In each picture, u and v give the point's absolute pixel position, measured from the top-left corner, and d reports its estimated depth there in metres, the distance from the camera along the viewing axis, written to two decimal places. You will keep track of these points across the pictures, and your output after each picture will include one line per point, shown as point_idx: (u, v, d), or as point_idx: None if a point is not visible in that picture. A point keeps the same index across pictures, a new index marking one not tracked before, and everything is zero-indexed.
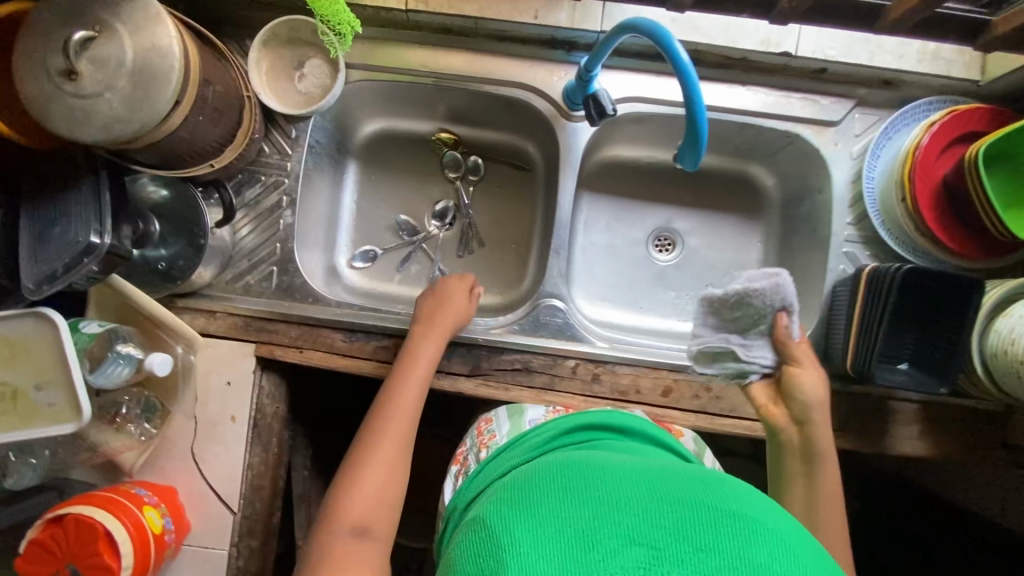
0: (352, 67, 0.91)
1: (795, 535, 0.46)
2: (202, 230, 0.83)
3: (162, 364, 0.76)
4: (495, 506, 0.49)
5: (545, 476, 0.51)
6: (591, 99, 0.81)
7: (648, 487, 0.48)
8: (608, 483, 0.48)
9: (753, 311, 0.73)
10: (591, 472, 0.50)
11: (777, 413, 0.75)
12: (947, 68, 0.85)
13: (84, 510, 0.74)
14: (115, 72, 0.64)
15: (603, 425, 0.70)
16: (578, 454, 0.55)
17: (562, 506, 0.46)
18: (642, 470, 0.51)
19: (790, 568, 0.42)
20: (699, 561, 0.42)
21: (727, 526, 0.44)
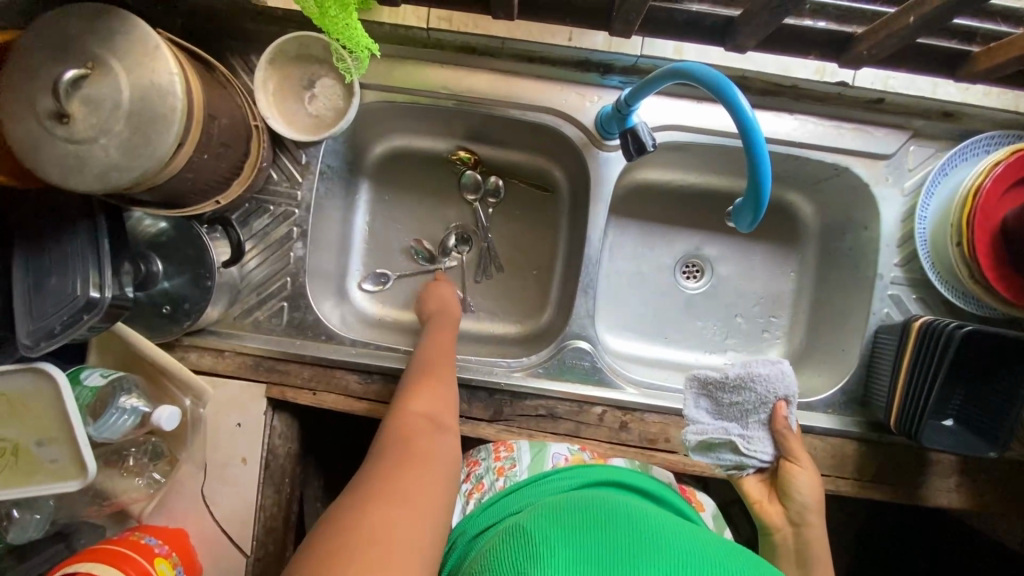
0: (367, 88, 0.84)
1: None
2: (208, 270, 0.77)
3: (169, 419, 0.72)
4: (541, 523, 0.55)
5: (591, 512, 0.55)
6: (630, 134, 0.74)
7: (684, 549, 0.51)
8: (646, 535, 0.52)
9: (754, 400, 0.71)
10: (632, 523, 0.54)
11: (771, 511, 0.70)
12: (1016, 102, 0.78)
13: (93, 568, 0.70)
14: (111, 115, 0.58)
15: (632, 486, 0.70)
16: (619, 503, 0.59)
17: (602, 544, 0.50)
18: (679, 531, 0.55)
19: None
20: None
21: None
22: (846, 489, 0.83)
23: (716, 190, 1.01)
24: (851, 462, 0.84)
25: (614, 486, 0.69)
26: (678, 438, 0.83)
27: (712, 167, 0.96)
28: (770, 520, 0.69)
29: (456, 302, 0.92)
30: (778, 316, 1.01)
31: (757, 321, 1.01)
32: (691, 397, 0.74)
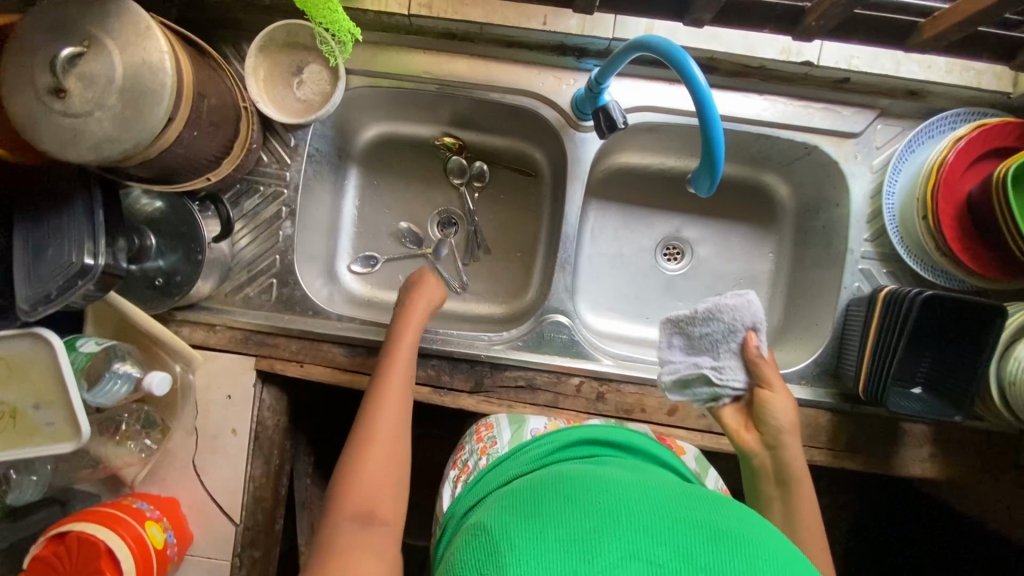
0: (352, 73, 0.88)
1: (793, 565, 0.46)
2: (200, 244, 0.81)
3: (160, 384, 0.75)
4: (502, 515, 0.50)
5: (552, 490, 0.52)
6: (601, 113, 0.77)
7: (651, 505, 0.49)
8: (613, 499, 0.49)
9: (723, 331, 0.71)
10: (598, 488, 0.51)
11: (748, 439, 0.71)
12: (977, 79, 0.81)
13: (86, 527, 0.74)
14: (105, 90, 0.62)
15: (604, 440, 0.71)
16: (581, 471, 0.56)
17: (565, 517, 0.47)
18: (648, 488, 0.52)
19: None
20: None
21: (725, 550, 0.45)
22: (819, 458, 0.85)
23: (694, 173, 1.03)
24: (824, 431, 0.86)
25: (586, 444, 0.70)
26: (653, 408, 0.85)
27: (689, 150, 0.99)
28: (749, 446, 0.71)
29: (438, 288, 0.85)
30: (757, 296, 1.03)
31: None
32: (663, 336, 0.74)
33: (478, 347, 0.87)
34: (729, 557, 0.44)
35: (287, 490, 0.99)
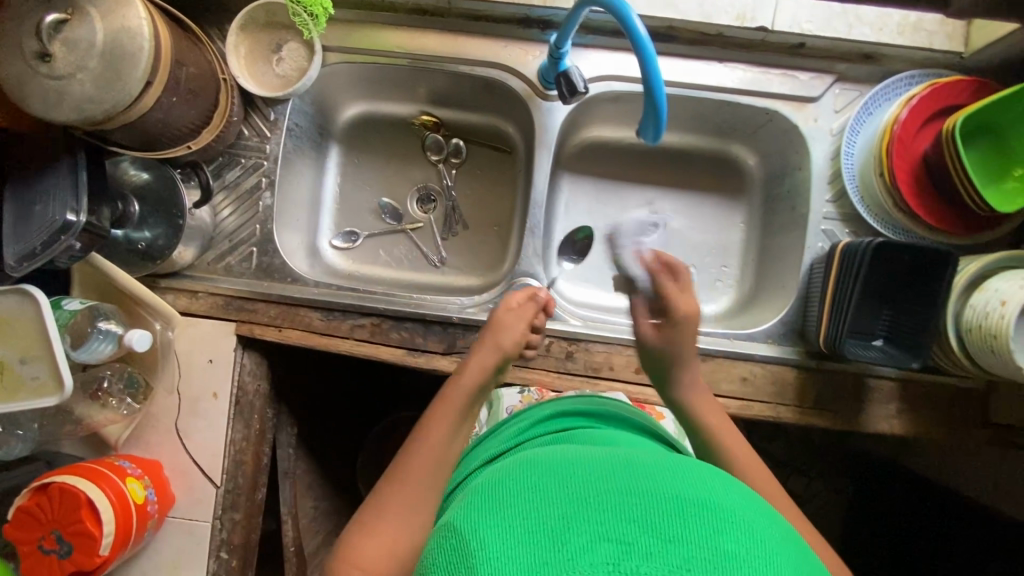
0: (328, 50, 0.93)
1: (765, 525, 0.44)
2: (180, 210, 0.85)
3: (140, 340, 0.78)
4: (469, 510, 0.47)
5: (518, 478, 0.49)
6: (563, 78, 0.80)
7: (620, 481, 0.46)
8: (580, 479, 0.46)
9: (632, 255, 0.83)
10: (565, 469, 0.49)
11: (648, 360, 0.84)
12: (929, 40, 0.83)
13: (68, 479, 0.76)
14: (87, 54, 0.66)
15: (573, 410, 0.74)
16: (549, 456, 0.54)
17: (532, 506, 0.44)
18: (621, 465, 0.49)
19: (758, 553, 0.41)
20: (667, 553, 0.40)
21: (697, 520, 0.42)
22: (786, 415, 0.87)
23: (666, 146, 1.06)
24: (791, 388, 0.87)
25: (562, 419, 0.72)
26: (621, 366, 0.87)
27: None
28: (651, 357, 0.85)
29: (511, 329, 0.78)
30: (729, 265, 1.04)
31: (710, 271, 1.05)
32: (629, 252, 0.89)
33: (451, 309, 0.90)
34: (701, 526, 0.41)
35: (269, 458, 1.01)
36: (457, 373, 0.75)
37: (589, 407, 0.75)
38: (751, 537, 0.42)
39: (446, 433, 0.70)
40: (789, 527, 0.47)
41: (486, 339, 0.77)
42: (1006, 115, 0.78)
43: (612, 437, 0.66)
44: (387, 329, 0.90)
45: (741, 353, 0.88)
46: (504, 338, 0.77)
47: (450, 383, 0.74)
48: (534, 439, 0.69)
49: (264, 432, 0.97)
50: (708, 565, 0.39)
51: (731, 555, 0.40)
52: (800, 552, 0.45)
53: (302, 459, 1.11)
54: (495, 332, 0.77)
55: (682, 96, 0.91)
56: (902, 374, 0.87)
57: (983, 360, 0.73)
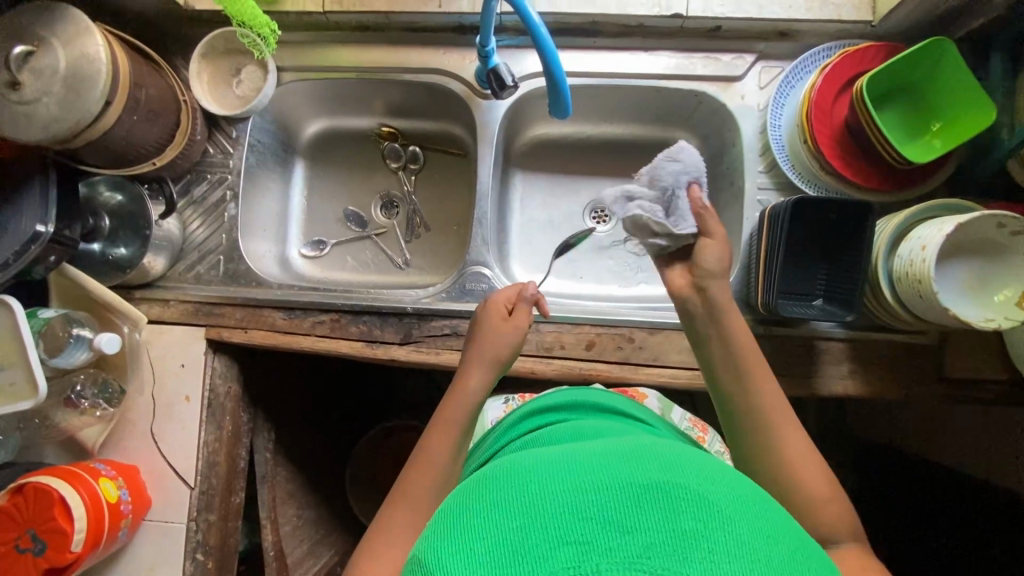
0: (284, 70, 1.01)
1: (722, 492, 0.42)
2: (147, 223, 0.91)
3: (109, 342, 0.84)
4: (432, 535, 0.44)
5: (475, 494, 0.46)
6: (491, 73, 0.86)
7: (574, 478, 0.43)
8: (534, 482, 0.44)
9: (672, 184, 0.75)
10: (519, 475, 0.46)
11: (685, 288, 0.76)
12: (837, 12, 0.88)
13: (42, 479, 0.80)
14: (51, 79, 0.74)
15: (549, 404, 0.74)
16: (504, 462, 0.51)
17: (487, 523, 0.41)
18: (575, 459, 0.46)
19: (717, 526, 0.39)
20: (624, 545, 0.38)
21: (653, 506, 0.40)
22: None
23: (612, 137, 1.10)
24: None
25: (539, 419, 0.72)
26: (571, 344, 0.90)
27: (601, 115, 1.06)
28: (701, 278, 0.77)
29: (503, 338, 0.72)
30: None
31: None
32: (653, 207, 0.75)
33: (409, 300, 0.94)
34: (658, 509, 0.39)
35: (245, 463, 1.03)
36: (456, 393, 0.70)
37: (561, 399, 0.74)
38: (710, 511, 0.40)
39: (447, 456, 0.66)
40: (750, 484, 0.46)
41: (483, 354, 0.72)
42: (916, 74, 0.81)
43: (595, 425, 0.65)
44: (347, 324, 0.94)
45: None
46: (499, 351, 0.72)
47: (449, 402, 0.70)
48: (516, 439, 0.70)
49: (237, 435, 1.00)
50: (668, 550, 0.37)
51: (690, 533, 0.38)
52: (760, 503, 0.44)
53: (281, 467, 1.14)
54: (489, 342, 0.72)
55: (613, 86, 0.97)
56: (853, 335, 0.87)
57: (914, 307, 0.74)
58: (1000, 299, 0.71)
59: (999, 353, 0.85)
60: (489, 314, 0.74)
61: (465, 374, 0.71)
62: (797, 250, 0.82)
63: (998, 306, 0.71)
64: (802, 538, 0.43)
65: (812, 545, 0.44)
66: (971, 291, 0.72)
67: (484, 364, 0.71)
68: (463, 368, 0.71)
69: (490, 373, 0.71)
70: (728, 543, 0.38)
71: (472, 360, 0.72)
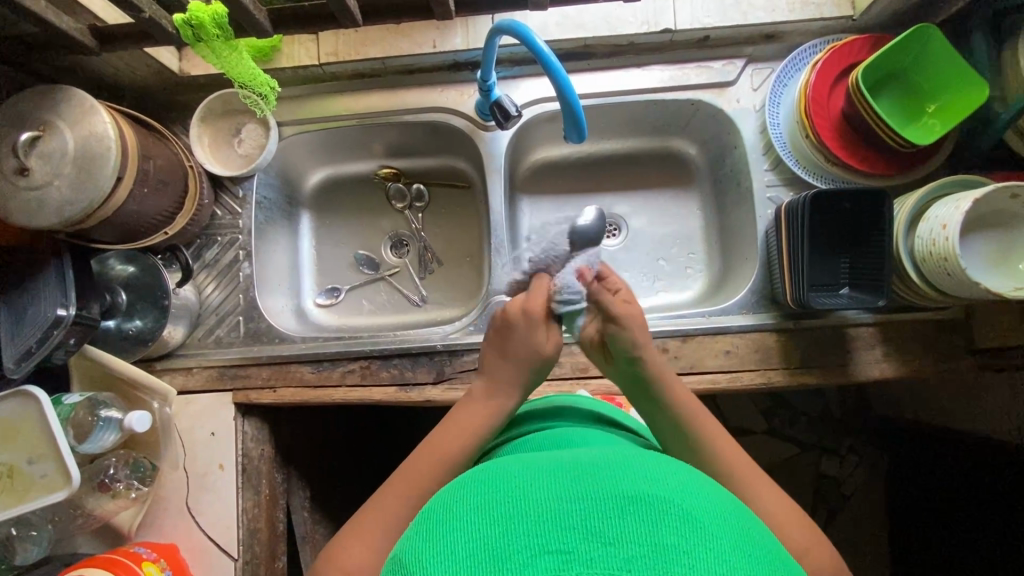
0: (283, 125, 1.01)
1: (708, 506, 0.39)
2: (165, 293, 0.89)
3: (140, 421, 0.82)
4: (413, 533, 0.42)
5: (461, 492, 0.44)
6: (495, 106, 0.87)
7: (557, 484, 0.40)
8: (516, 488, 0.41)
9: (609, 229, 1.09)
10: (501, 479, 0.43)
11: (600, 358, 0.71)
12: (820, 11, 0.91)
13: (84, 571, 0.76)
14: (60, 162, 0.73)
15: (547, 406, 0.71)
16: (491, 465, 0.48)
17: (467, 525, 0.39)
18: (560, 464, 0.44)
19: (702, 541, 0.36)
20: (602, 558, 0.35)
21: (636, 517, 0.37)
22: (775, 379, 0.87)
23: (614, 152, 1.11)
24: (774, 352, 0.88)
25: (535, 420, 0.68)
26: None
27: (600, 133, 1.08)
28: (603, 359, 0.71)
29: (545, 355, 0.67)
30: (695, 251, 1.08)
31: (679, 260, 1.08)
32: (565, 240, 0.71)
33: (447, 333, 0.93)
34: (641, 522, 0.37)
35: (285, 524, 1.00)
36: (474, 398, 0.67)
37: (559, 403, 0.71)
38: (694, 525, 0.37)
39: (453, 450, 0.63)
40: (735, 498, 0.44)
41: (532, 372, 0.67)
42: (905, 61, 0.84)
43: (592, 434, 0.60)
44: (377, 370, 0.93)
45: (718, 328, 0.90)
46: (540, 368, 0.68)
47: (470, 404, 0.67)
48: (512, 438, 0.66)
49: (275, 497, 0.97)
50: (650, 564, 0.35)
51: (672, 548, 0.35)
52: (746, 522, 0.41)
53: (320, 523, 1.11)
54: (538, 355, 0.67)
55: (612, 103, 0.99)
56: (880, 317, 0.88)
57: (942, 285, 0.76)
58: None
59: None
60: (536, 333, 0.66)
61: (500, 389, 0.67)
62: (815, 238, 0.84)
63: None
64: (785, 559, 0.41)
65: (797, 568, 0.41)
66: (997, 263, 0.74)
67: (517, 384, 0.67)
68: (504, 389, 0.67)
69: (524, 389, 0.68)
70: (711, 559, 0.35)
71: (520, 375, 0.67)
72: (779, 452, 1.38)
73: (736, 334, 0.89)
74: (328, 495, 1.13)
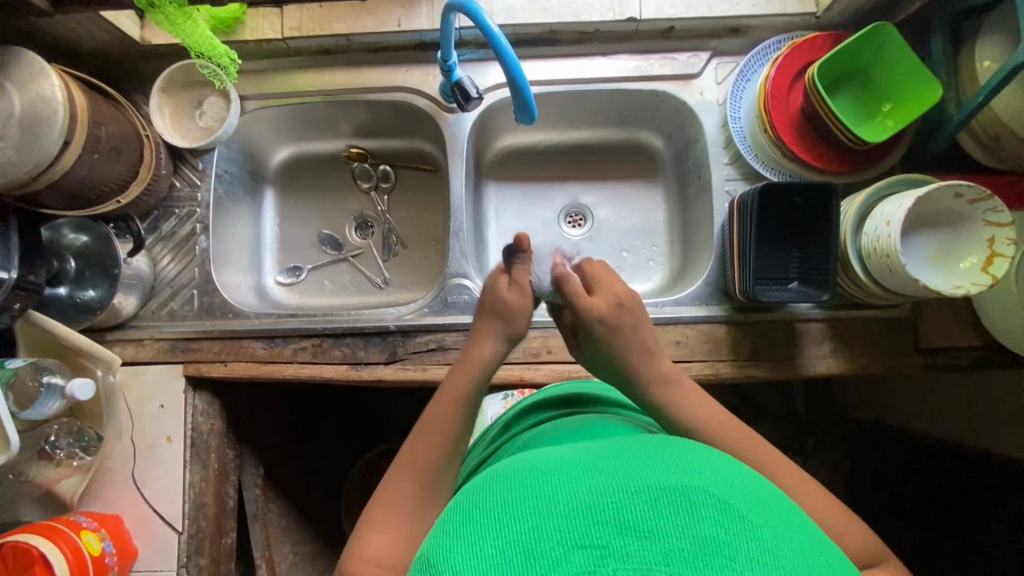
0: (246, 99, 1.00)
1: (741, 495, 0.39)
2: (115, 262, 0.88)
3: (82, 389, 0.81)
4: (442, 531, 0.41)
5: (488, 489, 0.43)
6: (455, 87, 0.87)
7: (590, 479, 0.40)
8: (547, 482, 0.41)
9: (579, 217, 1.11)
10: (528, 474, 0.43)
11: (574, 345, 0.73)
12: (784, 6, 0.91)
13: (21, 537, 0.76)
14: (5, 123, 0.72)
15: (549, 400, 0.71)
16: (515, 460, 0.48)
17: (500, 525, 0.38)
18: (588, 458, 0.44)
19: (739, 532, 0.36)
20: (640, 551, 0.35)
21: (671, 510, 0.37)
22: (725, 370, 0.88)
23: (581, 141, 1.11)
24: (725, 344, 0.89)
25: (542, 413, 0.68)
26: (558, 348, 0.90)
27: (567, 121, 1.08)
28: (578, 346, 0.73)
29: (518, 296, 0.68)
30: (658, 244, 1.08)
31: (642, 252, 1.08)
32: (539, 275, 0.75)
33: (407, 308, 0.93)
34: (676, 513, 0.37)
35: (235, 501, 1.00)
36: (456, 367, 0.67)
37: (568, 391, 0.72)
38: (730, 516, 0.37)
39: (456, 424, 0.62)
40: (770, 484, 0.44)
41: (499, 321, 0.68)
42: (862, 60, 0.85)
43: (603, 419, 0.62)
44: (329, 348, 0.92)
45: (671, 319, 0.90)
46: (514, 315, 0.68)
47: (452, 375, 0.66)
48: (521, 431, 0.66)
49: (224, 472, 0.96)
50: (689, 556, 0.35)
51: (712, 540, 0.35)
52: (785, 508, 0.41)
53: (273, 502, 1.11)
54: (512, 306, 0.68)
55: (576, 91, 0.99)
56: (831, 314, 0.89)
57: (886, 281, 0.76)
58: (966, 267, 0.73)
59: (973, 320, 0.88)
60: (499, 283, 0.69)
61: (477, 345, 0.67)
62: (767, 232, 0.84)
63: (966, 273, 0.73)
64: (833, 548, 0.40)
65: (836, 553, 0.40)
66: (938, 261, 0.75)
67: (487, 337, 0.68)
68: (478, 344, 0.67)
69: (500, 344, 0.68)
70: (751, 551, 0.35)
71: (489, 321, 0.68)
72: None
73: (689, 325, 0.89)
74: (282, 474, 1.13)
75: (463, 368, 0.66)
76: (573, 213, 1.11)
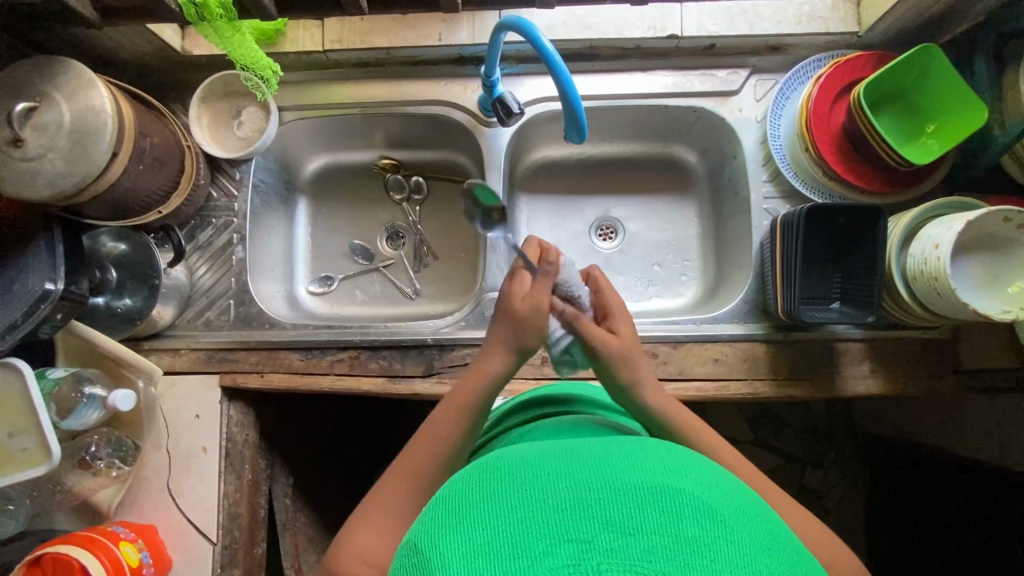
0: (284, 109, 1.01)
1: (728, 501, 0.38)
2: (155, 272, 0.88)
3: (124, 399, 0.81)
4: (425, 515, 0.41)
5: (475, 475, 0.42)
6: (497, 102, 0.87)
7: (578, 472, 0.39)
8: (535, 473, 0.40)
9: (610, 229, 1.11)
10: (517, 464, 0.42)
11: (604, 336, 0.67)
12: (825, 25, 0.91)
13: (60, 549, 0.76)
14: (55, 134, 0.72)
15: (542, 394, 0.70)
16: (501, 450, 0.47)
17: (484, 512, 0.37)
18: (577, 452, 0.43)
19: (722, 535, 0.35)
20: (624, 549, 0.34)
21: (656, 509, 0.36)
22: (764, 390, 0.88)
23: (612, 155, 1.11)
24: (764, 363, 0.89)
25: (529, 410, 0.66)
26: None
27: (600, 134, 1.08)
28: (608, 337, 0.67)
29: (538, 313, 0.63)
30: (691, 258, 1.08)
31: (674, 266, 1.08)
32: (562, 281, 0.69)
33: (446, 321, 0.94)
34: (663, 514, 0.36)
35: (266, 511, 1.00)
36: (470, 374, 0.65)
37: (561, 392, 0.70)
38: (714, 519, 0.36)
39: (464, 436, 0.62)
40: (755, 493, 0.43)
41: (510, 331, 0.64)
42: (907, 80, 0.85)
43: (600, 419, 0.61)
44: (366, 360, 0.92)
45: (709, 336, 0.90)
46: (525, 330, 0.63)
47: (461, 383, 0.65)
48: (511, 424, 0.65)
49: (257, 483, 0.96)
50: (672, 556, 0.34)
51: (694, 540, 0.35)
52: (769, 518, 0.40)
53: (302, 512, 1.10)
54: (526, 319, 0.63)
55: (615, 107, 0.99)
56: (871, 334, 0.89)
57: (932, 304, 0.76)
58: (1014, 291, 0.73)
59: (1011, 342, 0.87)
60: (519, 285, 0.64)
61: (491, 357, 0.65)
62: (809, 251, 0.84)
63: (1013, 298, 0.73)
64: (810, 558, 0.40)
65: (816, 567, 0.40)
66: (986, 285, 0.75)
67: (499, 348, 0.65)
68: (491, 355, 0.65)
69: (513, 358, 0.65)
70: (733, 554, 0.34)
71: (499, 330, 0.65)
72: (762, 462, 1.37)
73: (727, 343, 0.89)
74: (310, 483, 1.13)
75: (474, 377, 0.64)
76: (605, 225, 1.11)
